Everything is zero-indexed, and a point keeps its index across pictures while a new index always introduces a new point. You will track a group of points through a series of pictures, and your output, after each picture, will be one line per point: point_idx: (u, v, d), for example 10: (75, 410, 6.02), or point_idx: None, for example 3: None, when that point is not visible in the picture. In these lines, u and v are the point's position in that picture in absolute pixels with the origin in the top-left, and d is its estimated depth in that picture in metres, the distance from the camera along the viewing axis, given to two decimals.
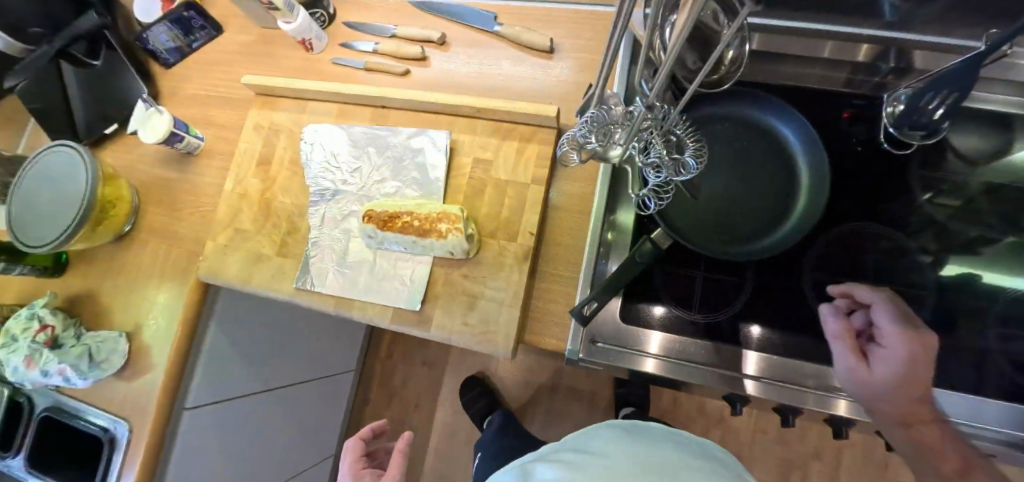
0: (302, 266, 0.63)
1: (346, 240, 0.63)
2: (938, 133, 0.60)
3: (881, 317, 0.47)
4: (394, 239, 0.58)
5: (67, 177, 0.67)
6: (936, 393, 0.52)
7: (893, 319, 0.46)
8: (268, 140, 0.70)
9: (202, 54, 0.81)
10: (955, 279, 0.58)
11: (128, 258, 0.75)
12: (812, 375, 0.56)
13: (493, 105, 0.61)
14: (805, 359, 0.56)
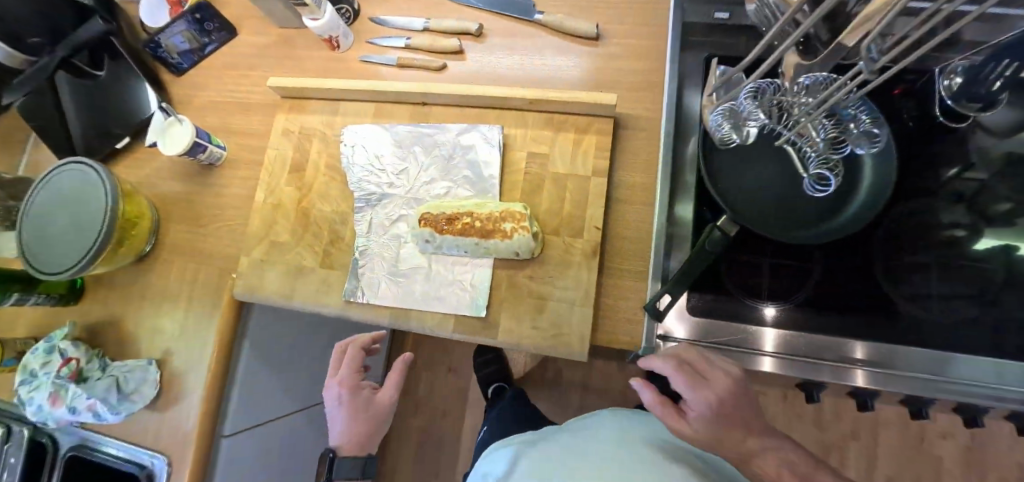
0: (350, 277, 0.59)
1: (396, 247, 0.59)
2: (993, 105, 0.57)
3: (679, 382, 0.47)
4: (454, 241, 0.55)
5: (84, 196, 0.62)
6: (945, 359, 0.51)
7: (688, 390, 0.46)
8: (299, 145, 0.65)
9: (217, 58, 0.76)
10: (988, 253, 0.56)
11: (153, 280, 0.70)
12: (827, 348, 0.53)
13: (547, 96, 0.58)
14: (821, 332, 0.54)
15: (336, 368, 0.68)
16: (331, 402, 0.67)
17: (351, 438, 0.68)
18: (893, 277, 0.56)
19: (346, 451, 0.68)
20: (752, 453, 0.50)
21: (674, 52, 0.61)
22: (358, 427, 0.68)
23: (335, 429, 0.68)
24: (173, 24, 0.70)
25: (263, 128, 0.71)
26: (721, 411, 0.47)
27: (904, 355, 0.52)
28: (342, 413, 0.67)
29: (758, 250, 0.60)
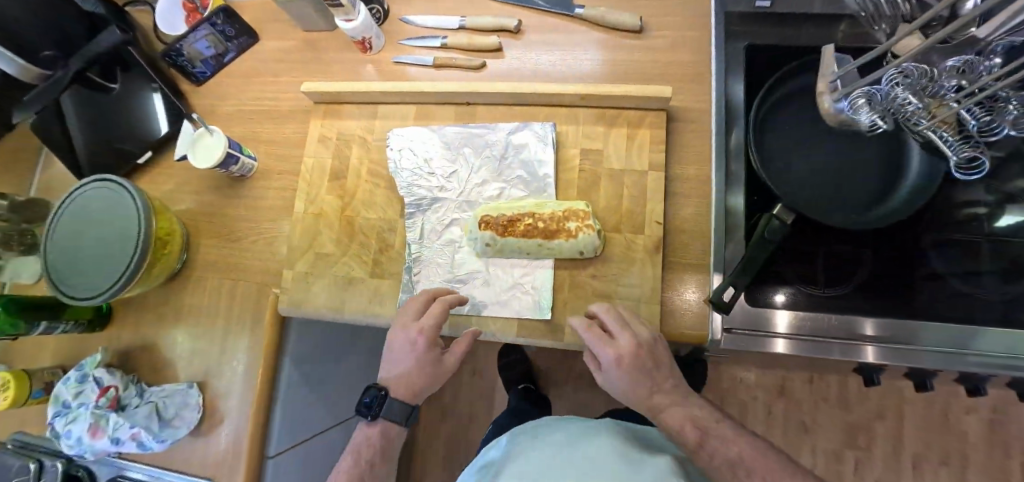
0: (405, 285, 0.57)
1: (451, 252, 0.58)
2: None
3: (599, 339, 0.50)
4: (516, 243, 0.54)
5: (115, 216, 0.59)
6: (947, 329, 0.54)
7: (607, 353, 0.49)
8: (338, 152, 0.63)
9: (242, 66, 0.73)
10: (1012, 227, 0.58)
11: (188, 299, 0.67)
12: (837, 327, 0.55)
13: (600, 91, 0.57)
14: (830, 311, 0.56)
15: (407, 313, 0.53)
16: (397, 337, 0.54)
17: (402, 376, 0.55)
18: (942, 258, 0.58)
19: (396, 387, 0.55)
20: (660, 407, 0.51)
21: (718, 44, 0.61)
22: (419, 378, 0.55)
23: (390, 359, 0.56)
24: (198, 30, 0.67)
25: (296, 136, 0.68)
26: (629, 369, 0.50)
27: (918, 331, 0.55)
28: (408, 361, 0.54)
29: (810, 237, 0.61)
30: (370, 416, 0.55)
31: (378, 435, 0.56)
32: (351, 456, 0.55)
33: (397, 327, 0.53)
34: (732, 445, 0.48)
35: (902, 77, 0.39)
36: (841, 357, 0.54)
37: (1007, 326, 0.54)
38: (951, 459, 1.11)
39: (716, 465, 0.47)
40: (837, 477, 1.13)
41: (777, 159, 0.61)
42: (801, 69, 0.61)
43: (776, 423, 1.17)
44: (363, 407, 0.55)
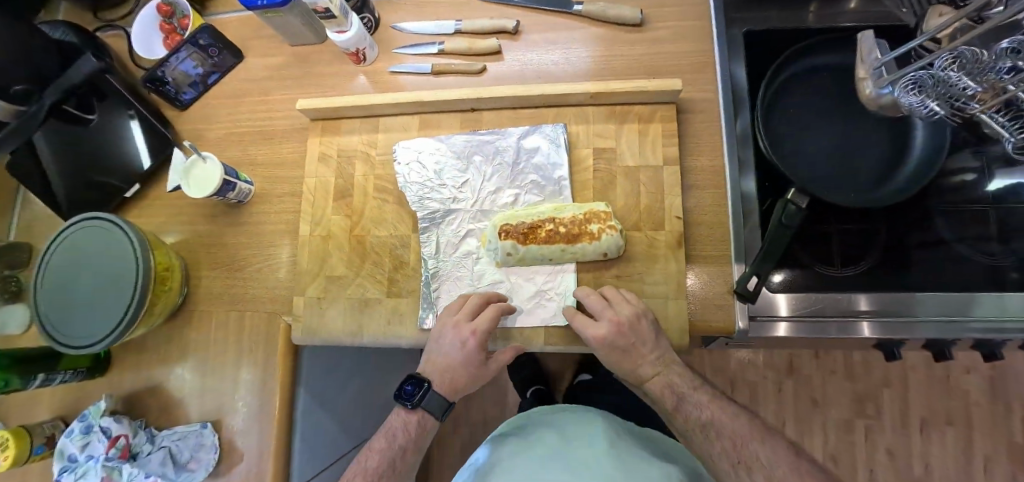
0: (425, 302, 0.55)
1: (471, 264, 0.56)
2: None
3: (584, 322, 0.51)
4: (537, 251, 0.53)
5: (110, 254, 0.56)
6: (924, 296, 0.56)
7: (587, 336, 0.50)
8: (341, 169, 0.61)
9: (229, 87, 0.70)
10: (1004, 193, 0.60)
11: (193, 335, 0.63)
12: (833, 305, 0.57)
13: (609, 88, 0.56)
14: (824, 290, 0.58)
15: (462, 311, 0.52)
16: (449, 334, 0.52)
17: (444, 371, 0.54)
18: (947, 226, 0.60)
19: (438, 382, 0.55)
20: (647, 377, 0.54)
21: (720, 31, 0.61)
22: (462, 375, 0.54)
23: (433, 354, 0.54)
24: (180, 52, 0.63)
25: (294, 155, 0.66)
26: (614, 348, 0.51)
27: (915, 302, 0.56)
28: (454, 357, 0.53)
29: (823, 219, 0.61)
30: (410, 405, 0.55)
31: (414, 426, 0.56)
32: (384, 441, 0.56)
33: (449, 325, 0.52)
34: (705, 409, 0.54)
35: (954, 62, 0.36)
36: (838, 334, 0.56)
37: (1005, 291, 0.56)
38: (957, 420, 1.13)
39: (689, 426, 0.54)
40: (849, 448, 1.15)
41: (786, 141, 0.60)
42: (806, 52, 0.62)
43: (787, 400, 1.18)
44: (404, 395, 0.55)
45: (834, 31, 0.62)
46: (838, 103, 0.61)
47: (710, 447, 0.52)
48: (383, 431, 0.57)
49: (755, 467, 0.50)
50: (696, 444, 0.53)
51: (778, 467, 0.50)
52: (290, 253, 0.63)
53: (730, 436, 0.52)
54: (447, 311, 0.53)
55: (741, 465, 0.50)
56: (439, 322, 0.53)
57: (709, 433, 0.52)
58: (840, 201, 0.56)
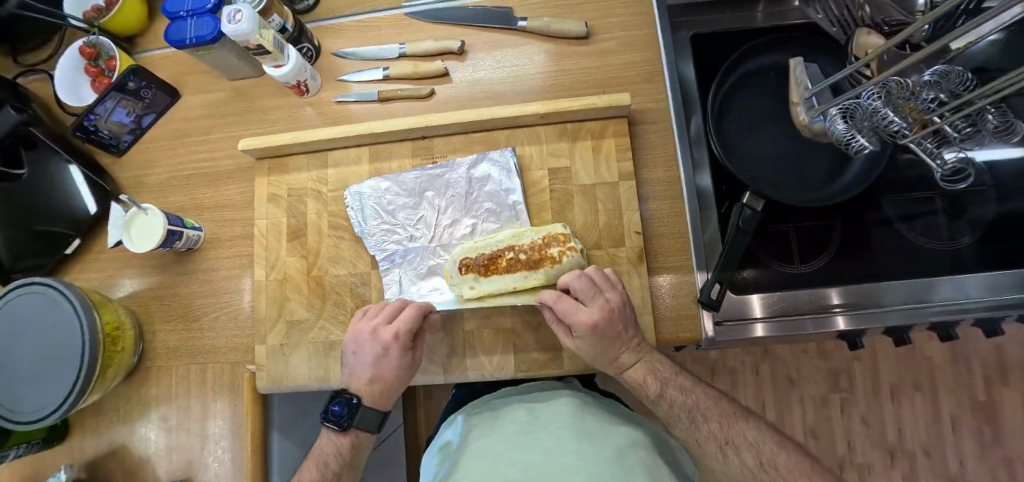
0: None
1: (434, 298, 0.56)
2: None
3: (572, 306, 0.49)
4: (490, 287, 0.53)
5: (53, 321, 0.53)
6: (888, 284, 0.58)
7: (581, 320, 0.48)
8: (292, 209, 0.59)
9: (167, 128, 0.66)
10: None
11: (154, 393, 0.61)
12: (804, 301, 0.58)
13: (558, 107, 0.55)
14: (793, 287, 0.59)
15: (380, 316, 0.51)
16: (368, 346, 0.50)
17: (372, 381, 0.51)
18: (899, 214, 0.61)
19: (368, 400, 0.52)
20: (626, 366, 0.52)
21: (665, 39, 0.60)
22: (387, 382, 0.52)
23: (357, 366, 0.52)
24: (106, 101, 0.59)
25: (242, 196, 0.63)
26: (602, 334, 0.49)
27: (879, 292, 0.58)
28: (378, 364, 0.51)
29: (782, 218, 0.62)
30: (340, 426, 0.52)
31: (347, 447, 0.53)
32: (317, 468, 0.52)
33: (366, 330, 0.50)
34: (687, 397, 0.53)
35: (883, 91, 0.39)
36: (815, 329, 0.56)
37: (957, 273, 0.58)
38: (925, 385, 1.18)
39: (675, 412, 0.53)
40: (827, 421, 1.19)
41: (739, 143, 0.61)
42: (755, 51, 0.62)
43: (765, 382, 1.22)
44: (333, 417, 0.52)
45: (777, 29, 0.63)
46: (784, 102, 0.62)
47: (696, 434, 0.53)
48: (315, 458, 0.53)
49: (742, 445, 0.51)
50: (680, 430, 0.54)
51: (764, 444, 0.51)
52: (248, 299, 0.61)
53: (715, 418, 0.53)
54: (364, 319, 0.52)
55: (727, 445, 0.51)
56: (353, 331, 0.51)
57: (694, 419, 0.53)
58: (791, 202, 0.58)
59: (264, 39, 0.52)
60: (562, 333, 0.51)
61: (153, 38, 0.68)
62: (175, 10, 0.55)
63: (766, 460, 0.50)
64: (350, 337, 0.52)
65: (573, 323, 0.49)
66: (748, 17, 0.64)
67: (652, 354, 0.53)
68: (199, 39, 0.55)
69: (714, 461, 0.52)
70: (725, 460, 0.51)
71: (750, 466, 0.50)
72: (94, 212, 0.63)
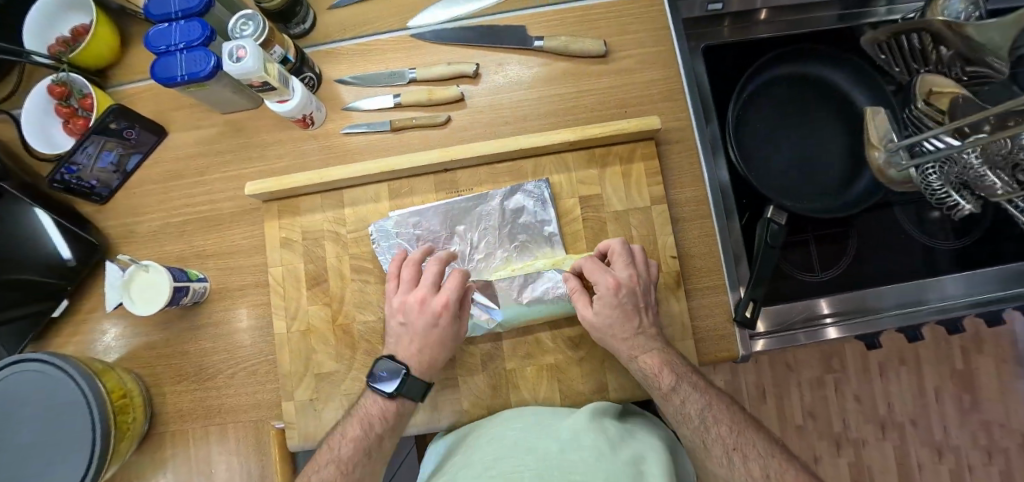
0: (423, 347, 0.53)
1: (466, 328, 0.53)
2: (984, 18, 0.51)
3: (597, 269, 0.49)
4: (514, 314, 0.52)
5: (53, 399, 0.48)
6: (874, 290, 0.60)
7: (607, 280, 0.48)
8: (309, 254, 0.55)
9: (155, 170, 0.61)
10: None
11: (169, 460, 0.56)
12: (796, 312, 0.60)
13: (588, 133, 0.53)
14: (789, 299, 0.60)
15: (423, 285, 0.49)
16: (416, 313, 0.48)
17: (418, 353, 0.48)
18: (910, 217, 0.63)
19: (417, 364, 0.48)
20: (640, 349, 0.48)
21: (683, 55, 0.59)
22: (432, 353, 0.48)
23: (402, 338, 0.49)
24: (87, 147, 0.53)
25: (249, 241, 0.59)
26: (627, 299, 0.48)
27: (869, 299, 0.60)
28: (425, 333, 0.48)
29: (802, 228, 0.63)
30: (387, 392, 0.47)
31: (393, 414, 0.48)
32: (361, 430, 0.47)
33: (413, 300, 0.49)
34: (700, 397, 0.47)
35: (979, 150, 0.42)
36: (808, 341, 0.57)
37: (953, 272, 0.61)
38: (909, 358, 1.18)
39: (685, 410, 0.47)
40: (823, 401, 1.19)
41: (755, 153, 0.62)
42: (772, 62, 0.62)
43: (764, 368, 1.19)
44: (378, 382, 0.47)
45: (791, 40, 0.63)
46: (796, 113, 0.63)
47: (704, 434, 0.46)
48: (360, 418, 0.47)
49: (751, 454, 0.44)
50: (687, 431, 0.47)
51: (773, 458, 0.44)
52: (267, 351, 0.57)
53: (726, 422, 0.46)
54: (403, 290, 0.50)
55: (736, 451, 0.45)
56: (394, 304, 0.50)
57: (704, 419, 0.47)
58: (805, 209, 0.59)
59: (270, 76, 0.47)
60: (580, 303, 0.49)
61: (130, 71, 0.62)
62: (162, 45, 0.50)
63: (774, 473, 0.42)
64: (392, 311, 0.50)
65: (595, 286, 0.49)
66: (742, 30, 0.65)
67: (665, 348, 0.49)
68: (193, 76, 0.50)
69: (718, 467, 0.45)
70: (730, 467, 0.44)
71: (755, 475, 0.43)
72: (69, 258, 0.56)
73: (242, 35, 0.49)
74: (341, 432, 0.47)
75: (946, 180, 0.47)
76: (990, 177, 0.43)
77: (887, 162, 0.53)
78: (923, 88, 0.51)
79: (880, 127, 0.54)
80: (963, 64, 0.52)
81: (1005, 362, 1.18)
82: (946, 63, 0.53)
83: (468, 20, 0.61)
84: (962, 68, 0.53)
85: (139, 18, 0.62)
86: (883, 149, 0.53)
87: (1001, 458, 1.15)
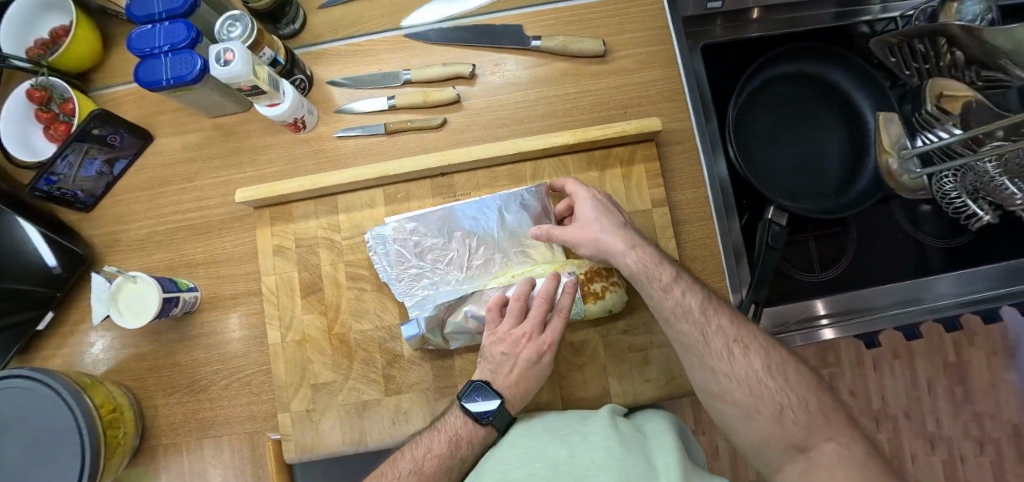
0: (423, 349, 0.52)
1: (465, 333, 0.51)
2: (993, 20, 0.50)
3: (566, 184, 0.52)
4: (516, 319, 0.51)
5: (37, 416, 0.46)
6: (867, 290, 0.60)
7: (587, 189, 0.50)
8: (303, 262, 0.54)
9: (141, 176, 0.59)
10: None
11: (163, 475, 0.54)
12: (792, 314, 0.60)
13: (588, 136, 0.52)
14: (785, 301, 0.60)
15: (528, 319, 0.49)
16: (525, 346, 0.48)
17: (515, 385, 0.47)
18: (910, 216, 0.62)
19: (511, 398, 0.48)
20: (634, 244, 0.47)
21: (682, 54, 0.58)
22: (525, 387, 0.48)
23: (502, 367, 0.48)
24: (68, 155, 0.51)
25: (241, 248, 0.57)
26: (600, 202, 0.50)
27: (863, 299, 0.60)
28: (525, 368, 0.48)
29: (802, 227, 0.62)
30: (484, 419, 0.46)
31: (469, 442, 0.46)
32: (448, 447, 0.46)
33: (519, 334, 0.49)
34: (700, 291, 0.46)
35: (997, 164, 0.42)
36: (802, 342, 0.59)
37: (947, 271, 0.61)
38: (903, 351, 1.08)
39: (684, 305, 0.45)
40: None
41: (755, 153, 0.61)
42: (768, 62, 0.61)
43: None
44: (475, 410, 0.47)
45: (783, 39, 0.62)
46: (794, 112, 0.62)
47: (703, 328, 0.44)
48: (447, 434, 0.46)
49: (752, 347, 0.43)
50: (684, 325, 0.44)
51: (775, 351, 0.43)
52: (261, 361, 0.55)
53: (726, 316, 0.45)
54: (509, 321, 0.50)
55: (737, 344, 0.43)
56: (499, 334, 0.49)
57: (704, 311, 0.45)
58: (805, 208, 0.59)
59: (259, 79, 0.46)
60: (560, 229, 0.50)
61: (113, 74, 0.60)
62: (146, 48, 0.48)
63: (776, 366, 0.42)
64: (495, 339, 0.49)
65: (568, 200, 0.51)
66: (735, 29, 0.64)
67: (654, 248, 0.48)
68: (179, 80, 0.48)
69: (716, 361, 0.43)
70: (732, 360, 0.43)
71: (758, 370, 0.42)
72: (54, 265, 0.54)
73: (229, 37, 0.47)
74: (422, 445, 0.46)
75: (961, 187, 0.48)
76: (1009, 187, 0.42)
77: (898, 168, 0.52)
78: (932, 93, 0.49)
79: (893, 134, 0.53)
80: (978, 69, 0.49)
81: (996, 354, 1.08)
82: (959, 69, 0.50)
83: (464, 19, 0.60)
84: (977, 73, 0.49)
85: (122, 20, 0.60)
86: (895, 154, 0.52)
87: (992, 449, 1.07)
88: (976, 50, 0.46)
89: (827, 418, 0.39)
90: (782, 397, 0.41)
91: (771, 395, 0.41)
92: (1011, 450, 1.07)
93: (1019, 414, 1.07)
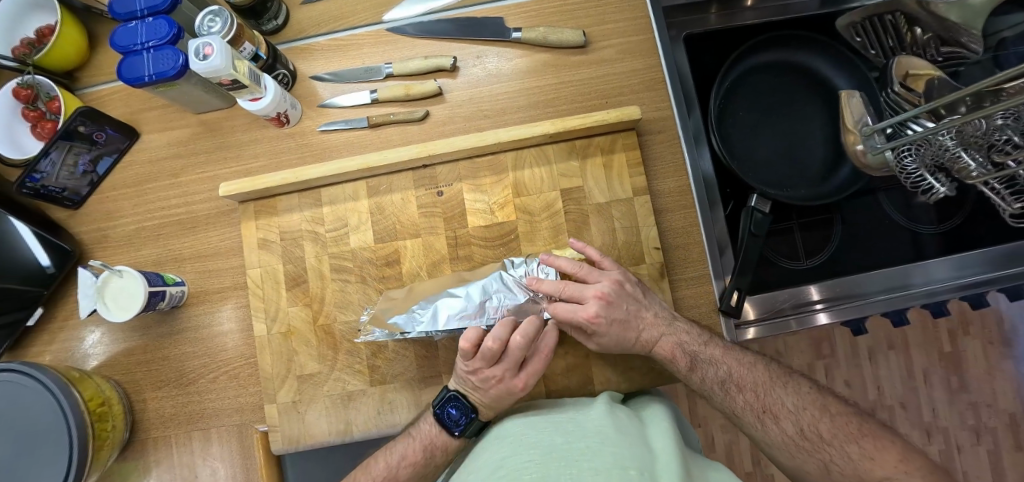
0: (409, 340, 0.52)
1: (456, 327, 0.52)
2: None
3: (567, 308, 0.47)
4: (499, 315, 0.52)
5: (25, 408, 0.46)
6: (856, 278, 0.60)
7: (589, 320, 0.46)
8: (288, 255, 0.55)
9: (128, 173, 0.59)
10: None
11: (152, 467, 0.55)
12: (786, 300, 0.59)
13: (568, 125, 0.53)
14: (777, 287, 0.60)
15: (506, 364, 0.45)
16: (497, 386, 0.46)
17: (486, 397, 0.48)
18: (895, 202, 0.62)
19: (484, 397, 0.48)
20: (653, 341, 0.48)
21: (663, 44, 0.59)
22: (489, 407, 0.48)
23: (472, 394, 0.47)
24: (52, 154, 0.52)
25: (227, 242, 0.58)
26: (611, 322, 0.47)
27: (856, 284, 0.60)
28: (495, 400, 0.47)
29: (787, 214, 0.62)
30: (457, 432, 0.47)
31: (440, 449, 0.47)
32: (421, 455, 0.47)
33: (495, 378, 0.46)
34: (721, 367, 0.47)
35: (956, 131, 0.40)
36: (798, 327, 0.58)
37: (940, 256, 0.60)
38: (898, 341, 1.08)
39: (707, 386, 0.48)
40: None
41: (739, 142, 0.61)
42: (750, 51, 0.61)
43: None
44: (445, 421, 0.47)
45: (766, 28, 0.63)
46: (779, 102, 0.62)
47: (732, 405, 0.47)
48: (421, 442, 0.47)
49: (782, 414, 0.45)
50: (716, 402, 0.48)
51: (804, 411, 0.44)
52: (248, 353, 0.56)
53: (749, 386, 0.47)
54: (485, 362, 0.45)
55: (766, 414, 0.45)
56: (471, 370, 0.45)
57: (726, 390, 0.47)
58: (789, 198, 0.59)
59: (239, 73, 0.46)
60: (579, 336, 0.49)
61: (99, 73, 0.60)
62: (129, 44, 0.48)
63: (808, 427, 0.44)
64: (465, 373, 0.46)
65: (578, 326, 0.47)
66: (729, 17, 0.63)
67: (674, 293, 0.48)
68: (161, 75, 0.48)
69: (755, 431, 0.46)
70: (765, 428, 0.45)
71: (791, 436, 0.44)
72: (48, 264, 0.55)
73: (209, 32, 0.47)
74: (397, 451, 0.47)
75: (922, 163, 0.45)
76: (966, 158, 0.42)
77: (863, 147, 0.50)
78: (900, 71, 0.49)
79: (855, 112, 0.51)
80: (938, 45, 0.53)
81: (992, 344, 1.08)
82: (922, 45, 0.53)
83: (447, 12, 0.60)
84: (937, 50, 0.53)
85: (107, 18, 0.60)
86: (858, 133, 0.50)
87: (989, 438, 1.07)
88: (937, 24, 0.50)
89: (873, 461, 0.40)
90: (823, 454, 0.42)
91: (810, 454, 0.43)
92: (1008, 440, 1.07)
93: (1014, 403, 1.07)
